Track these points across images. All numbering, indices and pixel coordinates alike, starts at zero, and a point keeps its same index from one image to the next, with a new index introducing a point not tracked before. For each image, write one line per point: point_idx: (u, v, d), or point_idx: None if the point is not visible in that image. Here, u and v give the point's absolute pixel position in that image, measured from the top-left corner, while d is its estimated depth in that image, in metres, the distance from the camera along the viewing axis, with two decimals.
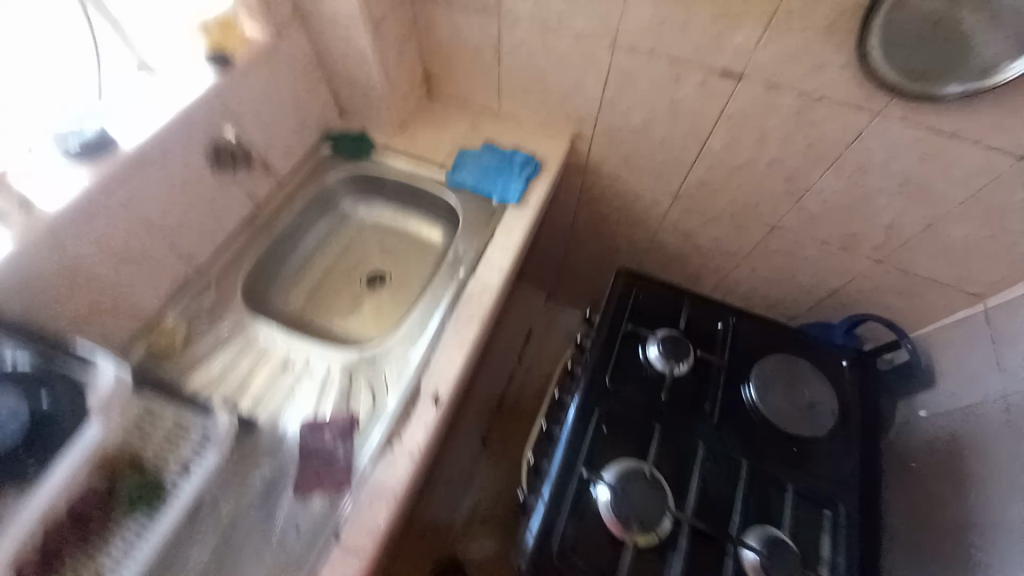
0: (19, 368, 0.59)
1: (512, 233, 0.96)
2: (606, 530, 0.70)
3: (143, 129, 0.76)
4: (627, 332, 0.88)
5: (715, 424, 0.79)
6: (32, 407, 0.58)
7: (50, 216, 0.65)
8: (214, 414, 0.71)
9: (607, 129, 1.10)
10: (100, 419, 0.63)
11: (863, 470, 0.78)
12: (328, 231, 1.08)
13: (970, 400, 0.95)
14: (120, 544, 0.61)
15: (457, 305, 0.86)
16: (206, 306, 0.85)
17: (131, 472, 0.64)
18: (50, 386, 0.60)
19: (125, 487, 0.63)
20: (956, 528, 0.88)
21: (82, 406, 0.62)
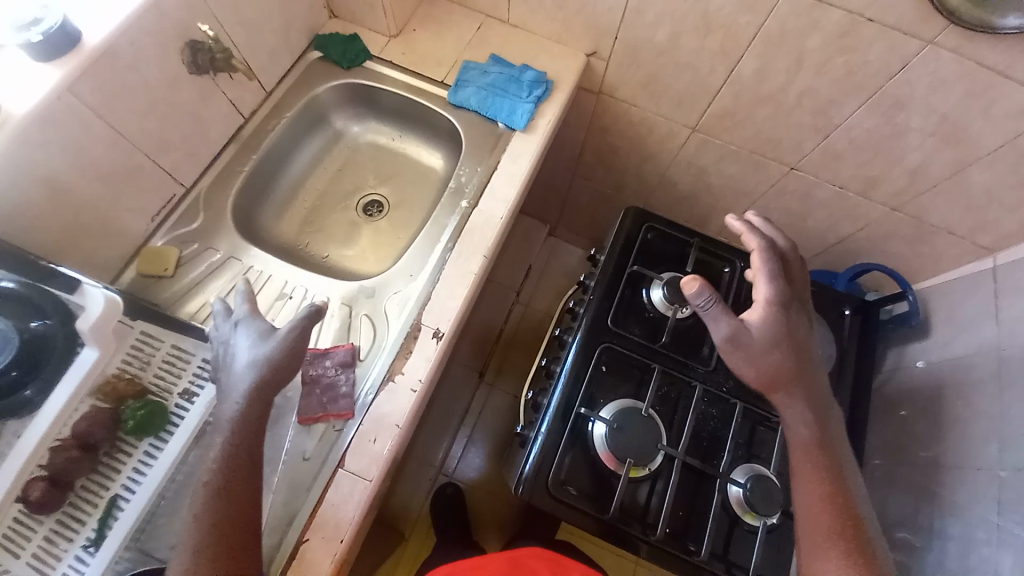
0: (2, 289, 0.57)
1: (518, 163, 0.90)
2: (599, 462, 0.74)
3: (107, 17, 0.66)
4: (632, 273, 0.86)
5: (713, 368, 0.80)
6: (21, 328, 0.56)
7: (17, 120, 0.59)
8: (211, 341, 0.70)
9: (628, 47, 1.00)
10: (94, 343, 0.60)
11: (848, 416, 0.81)
12: (320, 151, 1.01)
13: (961, 351, 0.97)
14: (133, 462, 0.63)
15: (459, 237, 0.83)
16: (195, 228, 0.81)
17: (135, 397, 0.65)
18: (38, 308, 0.58)
19: (129, 412, 0.64)
20: (927, 467, 0.95)
21: (73, 331, 0.59)
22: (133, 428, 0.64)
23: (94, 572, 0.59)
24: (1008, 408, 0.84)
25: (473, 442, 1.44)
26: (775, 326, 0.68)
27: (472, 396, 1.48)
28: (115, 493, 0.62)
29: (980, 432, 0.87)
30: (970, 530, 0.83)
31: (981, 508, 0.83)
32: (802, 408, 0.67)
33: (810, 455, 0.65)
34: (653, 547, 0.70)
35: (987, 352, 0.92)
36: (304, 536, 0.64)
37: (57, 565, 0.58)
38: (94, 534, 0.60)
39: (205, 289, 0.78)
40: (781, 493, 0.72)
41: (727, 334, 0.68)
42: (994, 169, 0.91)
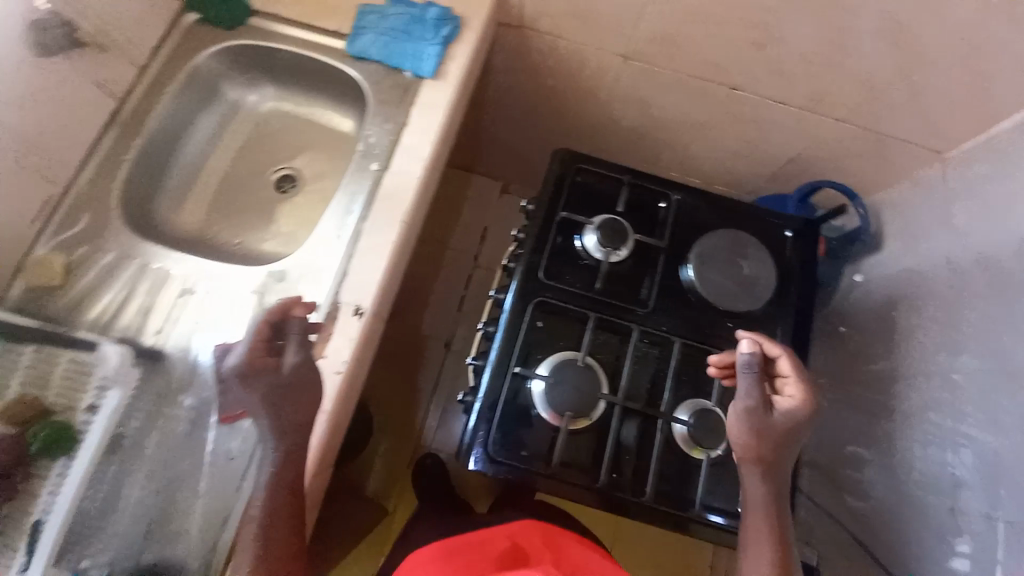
0: None
1: (430, 116, 0.82)
2: (543, 420, 0.72)
3: None
4: (563, 221, 0.82)
5: (652, 310, 0.77)
6: None
7: None
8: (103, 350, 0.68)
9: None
10: None
11: (794, 341, 0.80)
12: (217, 127, 0.93)
13: (914, 264, 0.95)
14: (51, 481, 0.62)
15: (373, 205, 0.76)
16: (80, 231, 0.74)
17: (40, 419, 0.63)
18: None
19: (36, 433, 0.63)
20: (883, 383, 0.95)
21: None
22: (42, 446, 0.63)
23: None
24: (961, 315, 0.83)
25: (447, 411, 1.43)
26: (792, 409, 0.66)
27: (441, 368, 1.46)
28: (40, 514, 0.61)
29: (933, 343, 0.87)
30: (925, 438, 0.84)
31: (934, 417, 0.83)
32: (765, 477, 0.66)
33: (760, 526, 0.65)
34: (604, 494, 0.70)
35: (939, 262, 0.90)
36: (241, 533, 0.62)
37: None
38: (28, 554, 0.60)
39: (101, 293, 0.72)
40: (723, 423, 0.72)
41: (750, 402, 0.66)
42: (939, 65, 0.85)
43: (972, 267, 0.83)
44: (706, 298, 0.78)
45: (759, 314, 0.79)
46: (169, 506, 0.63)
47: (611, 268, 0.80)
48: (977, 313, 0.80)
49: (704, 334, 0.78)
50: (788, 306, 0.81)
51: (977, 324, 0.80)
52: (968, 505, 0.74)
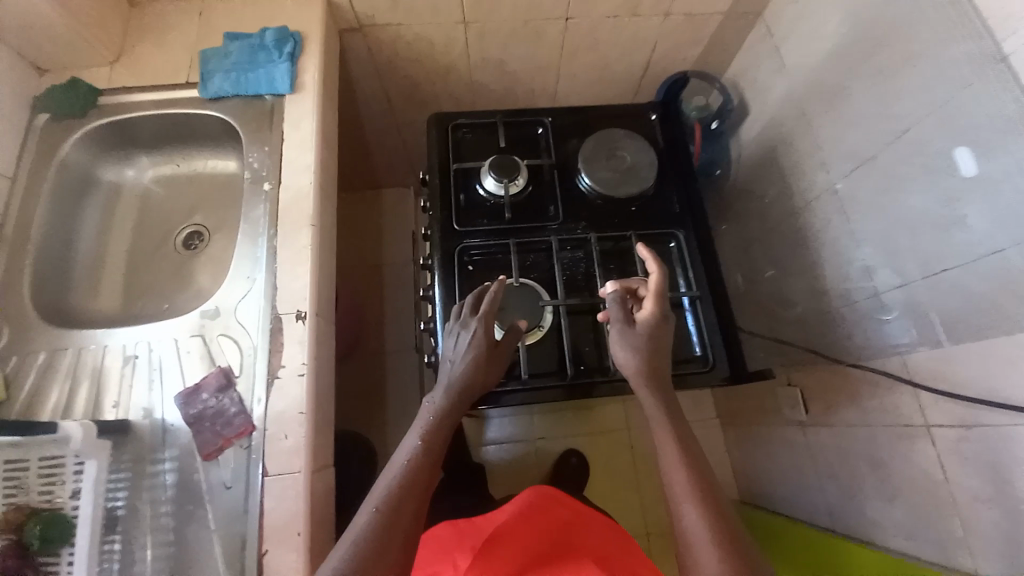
0: None
1: (303, 127, 0.84)
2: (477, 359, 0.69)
3: None
4: (457, 174, 0.88)
5: (562, 220, 0.85)
6: None
7: None
8: (60, 428, 0.62)
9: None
10: None
11: (687, 196, 0.89)
12: (106, 214, 0.92)
13: (773, 112, 1.05)
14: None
15: (278, 222, 0.79)
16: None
17: (32, 523, 0.61)
18: None
19: (31, 536, 0.61)
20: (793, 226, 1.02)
21: None
22: (41, 544, 0.62)
23: None
24: (826, 138, 0.92)
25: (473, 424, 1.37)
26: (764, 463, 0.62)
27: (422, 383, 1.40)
28: None
29: (811, 160, 0.96)
30: (831, 245, 0.93)
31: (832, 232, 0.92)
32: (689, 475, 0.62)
33: (680, 489, 0.61)
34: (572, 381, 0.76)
35: (788, 102, 1.01)
36: (262, 549, 0.64)
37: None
38: None
39: (55, 425, 0.62)
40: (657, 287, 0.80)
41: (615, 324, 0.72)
42: None
43: (818, 100, 0.93)
44: (605, 194, 0.85)
45: (652, 191, 0.87)
46: (183, 560, 0.64)
47: (513, 198, 0.86)
48: (829, 130, 0.92)
49: (611, 226, 0.85)
50: (676, 181, 0.90)
51: (844, 139, 0.89)
52: (885, 282, 0.83)
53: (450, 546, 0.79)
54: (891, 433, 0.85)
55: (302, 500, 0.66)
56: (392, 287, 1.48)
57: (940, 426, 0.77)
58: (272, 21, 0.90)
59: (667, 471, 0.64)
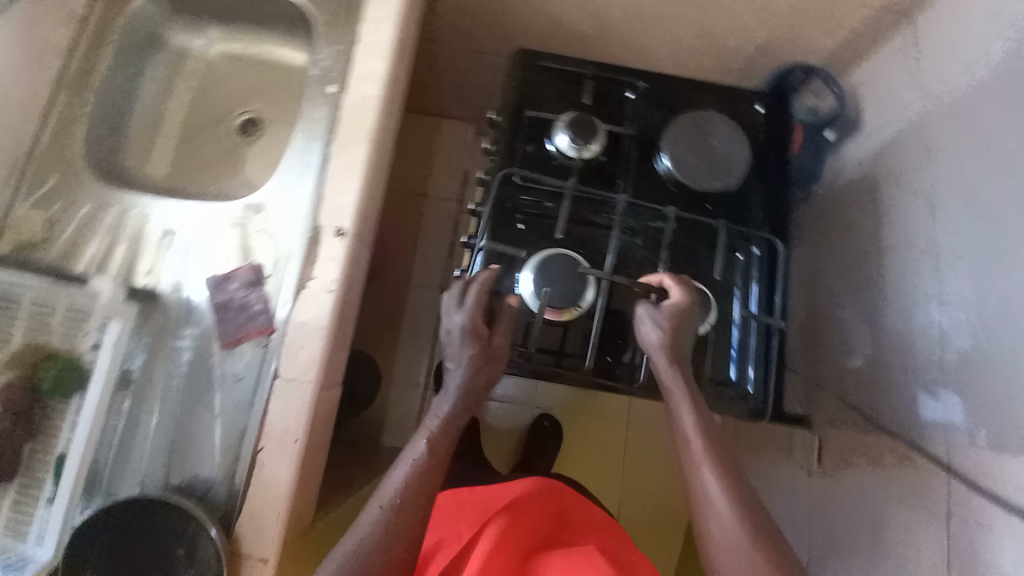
0: None
1: (381, 34, 0.78)
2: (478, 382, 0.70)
3: None
4: (530, 124, 0.80)
5: (630, 200, 0.78)
6: None
7: None
8: (91, 282, 0.69)
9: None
10: None
11: (771, 207, 0.81)
12: (170, 78, 0.90)
13: (891, 133, 0.90)
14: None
15: (336, 129, 0.76)
16: (51, 186, 0.73)
17: (49, 362, 0.66)
18: None
19: (48, 373, 0.66)
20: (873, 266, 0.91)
21: None
22: (53, 387, 0.66)
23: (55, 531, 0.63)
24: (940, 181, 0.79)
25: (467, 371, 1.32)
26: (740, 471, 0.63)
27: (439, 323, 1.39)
28: (60, 452, 0.65)
29: (916, 198, 0.83)
30: (911, 301, 0.83)
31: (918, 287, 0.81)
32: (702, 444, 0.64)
33: (692, 444, 0.65)
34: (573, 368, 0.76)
35: (912, 126, 0.86)
36: (259, 446, 0.65)
37: (29, 535, 0.64)
38: (54, 489, 0.65)
39: (88, 278, 0.69)
40: (707, 297, 0.75)
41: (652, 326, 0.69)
42: None
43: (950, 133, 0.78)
44: (682, 184, 0.78)
45: (734, 191, 0.79)
46: (183, 438, 0.66)
47: (582, 163, 0.79)
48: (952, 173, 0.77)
49: (679, 221, 0.79)
50: (763, 189, 0.81)
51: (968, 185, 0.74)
52: (951, 358, 0.74)
53: (456, 517, 0.81)
54: (908, 507, 0.78)
55: (305, 412, 0.66)
56: (432, 221, 1.44)
57: (965, 518, 0.69)
58: None
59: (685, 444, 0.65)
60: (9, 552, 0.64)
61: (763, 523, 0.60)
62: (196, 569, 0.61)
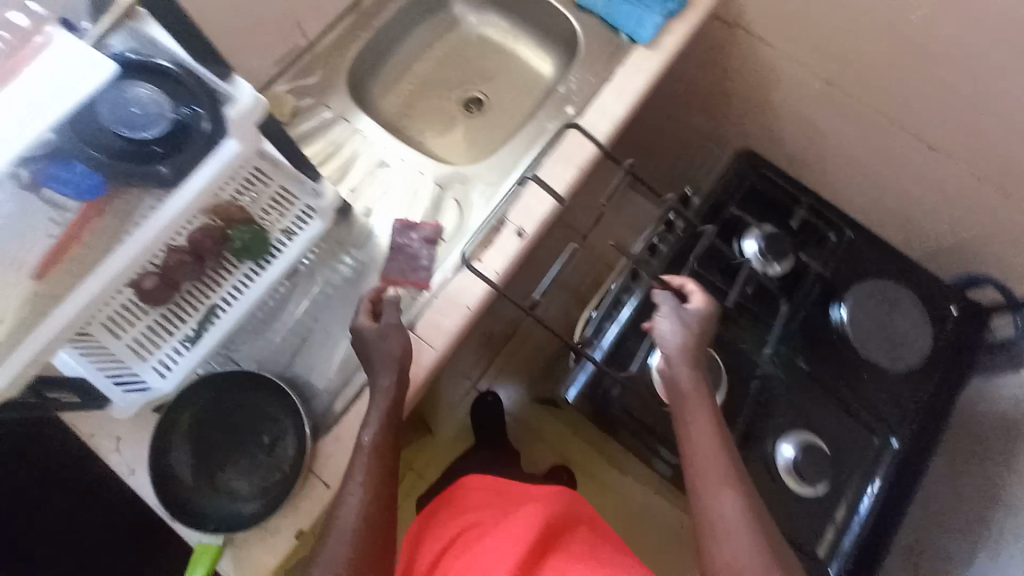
0: (156, 65, 0.45)
1: (634, 81, 0.83)
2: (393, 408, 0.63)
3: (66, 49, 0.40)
4: (727, 219, 0.80)
5: (791, 332, 0.77)
6: (158, 109, 0.45)
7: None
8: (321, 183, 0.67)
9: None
10: (237, 138, 0.47)
11: (928, 407, 0.77)
12: (431, 36, 0.95)
13: None
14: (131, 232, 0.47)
15: (557, 144, 0.80)
16: (311, 84, 0.82)
17: (245, 225, 0.66)
18: (198, 102, 0.46)
19: (238, 236, 0.66)
20: None
21: (218, 118, 0.47)
22: (239, 250, 0.67)
23: (172, 376, 0.63)
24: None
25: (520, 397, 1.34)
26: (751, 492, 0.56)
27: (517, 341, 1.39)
28: (214, 303, 0.67)
29: None
30: None
31: None
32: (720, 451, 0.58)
33: (704, 452, 0.58)
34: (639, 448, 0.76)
35: None
36: (369, 382, 0.68)
37: (148, 356, 0.62)
38: (193, 333, 0.65)
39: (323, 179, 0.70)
40: (829, 461, 0.72)
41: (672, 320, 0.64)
42: None
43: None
44: (849, 343, 0.77)
45: (898, 374, 0.77)
46: (312, 340, 0.72)
47: (758, 277, 0.77)
48: None
49: (825, 376, 0.76)
50: (921, 388, 0.77)
51: None
52: None
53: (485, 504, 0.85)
54: None
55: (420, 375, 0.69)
56: None
57: None
58: None
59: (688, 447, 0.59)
60: (123, 365, 0.61)
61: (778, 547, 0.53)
62: (270, 462, 0.65)
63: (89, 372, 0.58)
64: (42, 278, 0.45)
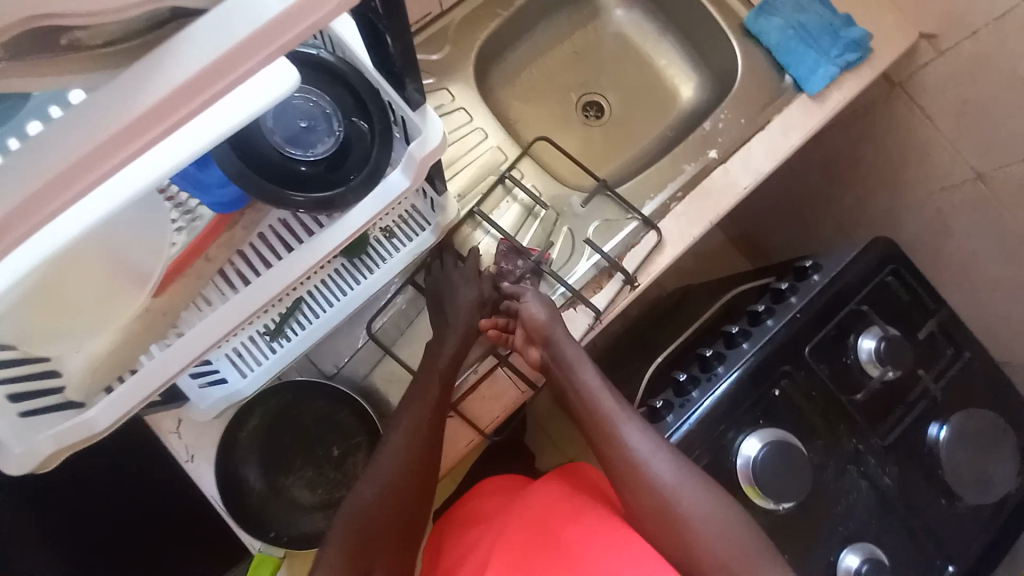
0: (330, 80, 0.40)
1: (789, 136, 0.73)
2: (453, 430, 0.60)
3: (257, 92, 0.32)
4: (851, 311, 0.74)
5: (885, 443, 0.73)
6: (327, 127, 0.41)
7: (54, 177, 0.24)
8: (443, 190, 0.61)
9: (999, 49, 0.69)
10: (401, 172, 0.41)
11: (989, 545, 0.75)
12: (569, 25, 0.87)
13: None
14: (243, 254, 0.44)
15: (690, 192, 0.73)
16: (437, 61, 0.74)
17: None
18: (362, 118, 0.41)
19: None
20: None
21: (379, 149, 0.41)
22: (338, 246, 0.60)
23: (248, 374, 0.59)
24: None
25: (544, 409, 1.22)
26: (694, 479, 0.60)
27: None
28: (300, 296, 0.61)
29: None
30: None
31: None
32: (644, 450, 0.61)
33: (640, 460, 0.60)
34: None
35: None
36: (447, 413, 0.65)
37: (225, 345, 0.58)
38: (273, 326, 0.60)
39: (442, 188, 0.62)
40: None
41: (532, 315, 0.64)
42: None
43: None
44: (939, 467, 0.73)
45: (972, 507, 0.74)
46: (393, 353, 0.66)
47: (864, 377, 0.73)
48: None
49: (902, 494, 0.73)
50: (987, 522, 0.75)
51: None
52: None
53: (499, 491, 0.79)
54: None
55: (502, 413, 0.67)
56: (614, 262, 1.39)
57: None
58: (859, 20, 0.77)
59: (619, 457, 0.61)
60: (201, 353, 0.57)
61: (733, 526, 0.58)
62: (337, 477, 0.63)
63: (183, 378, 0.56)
64: (159, 291, 0.41)
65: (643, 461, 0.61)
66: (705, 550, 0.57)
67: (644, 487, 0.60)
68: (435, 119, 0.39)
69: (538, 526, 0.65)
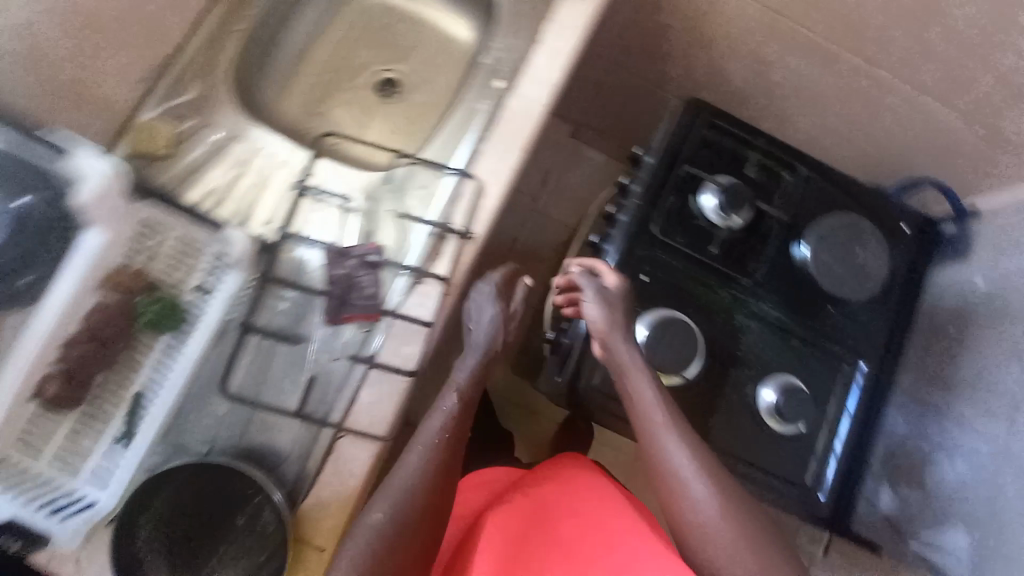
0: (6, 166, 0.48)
1: (561, 38, 0.72)
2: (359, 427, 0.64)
3: None
4: (682, 177, 0.77)
5: (758, 280, 0.76)
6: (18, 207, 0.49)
7: None
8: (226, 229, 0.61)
9: None
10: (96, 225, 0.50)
11: (891, 330, 0.78)
12: (326, 16, 0.85)
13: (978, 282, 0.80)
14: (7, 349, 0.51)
15: (491, 127, 0.72)
16: (191, 103, 0.70)
17: (145, 292, 0.57)
18: (43, 190, 0.49)
19: (142, 306, 0.57)
20: None
21: (67, 211, 0.49)
22: (149, 322, 0.57)
23: (115, 488, 0.57)
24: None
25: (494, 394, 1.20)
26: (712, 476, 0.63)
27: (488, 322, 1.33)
28: (138, 390, 0.58)
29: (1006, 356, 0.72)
30: None
31: None
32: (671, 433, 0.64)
33: (664, 449, 0.63)
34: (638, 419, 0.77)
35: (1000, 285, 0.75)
36: (338, 434, 0.63)
37: (82, 471, 0.55)
38: (122, 430, 0.57)
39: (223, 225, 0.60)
40: (810, 398, 0.73)
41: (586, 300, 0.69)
42: None
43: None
44: (815, 280, 0.76)
45: (861, 304, 0.77)
46: (262, 401, 0.64)
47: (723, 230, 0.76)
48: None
49: (794, 319, 0.76)
50: (883, 311, 0.78)
51: None
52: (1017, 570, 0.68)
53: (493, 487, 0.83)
54: None
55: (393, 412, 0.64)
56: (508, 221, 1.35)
57: None
58: None
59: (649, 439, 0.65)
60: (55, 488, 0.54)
61: (748, 522, 0.61)
62: (255, 543, 0.58)
63: (21, 511, 0.52)
64: None
65: (664, 448, 0.64)
66: (724, 546, 0.60)
67: (668, 480, 0.63)
68: (107, 162, 0.49)
69: (546, 515, 0.71)
